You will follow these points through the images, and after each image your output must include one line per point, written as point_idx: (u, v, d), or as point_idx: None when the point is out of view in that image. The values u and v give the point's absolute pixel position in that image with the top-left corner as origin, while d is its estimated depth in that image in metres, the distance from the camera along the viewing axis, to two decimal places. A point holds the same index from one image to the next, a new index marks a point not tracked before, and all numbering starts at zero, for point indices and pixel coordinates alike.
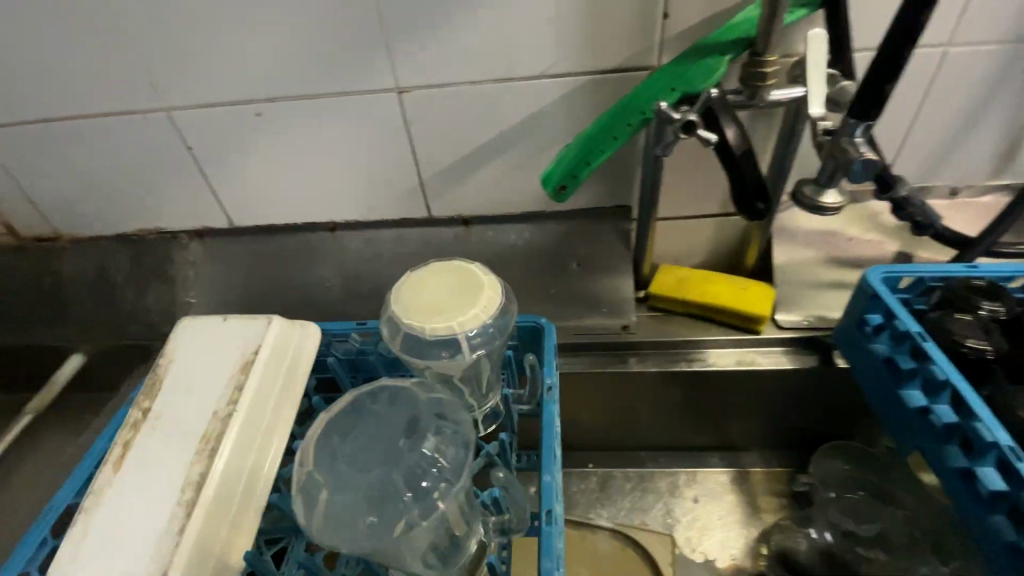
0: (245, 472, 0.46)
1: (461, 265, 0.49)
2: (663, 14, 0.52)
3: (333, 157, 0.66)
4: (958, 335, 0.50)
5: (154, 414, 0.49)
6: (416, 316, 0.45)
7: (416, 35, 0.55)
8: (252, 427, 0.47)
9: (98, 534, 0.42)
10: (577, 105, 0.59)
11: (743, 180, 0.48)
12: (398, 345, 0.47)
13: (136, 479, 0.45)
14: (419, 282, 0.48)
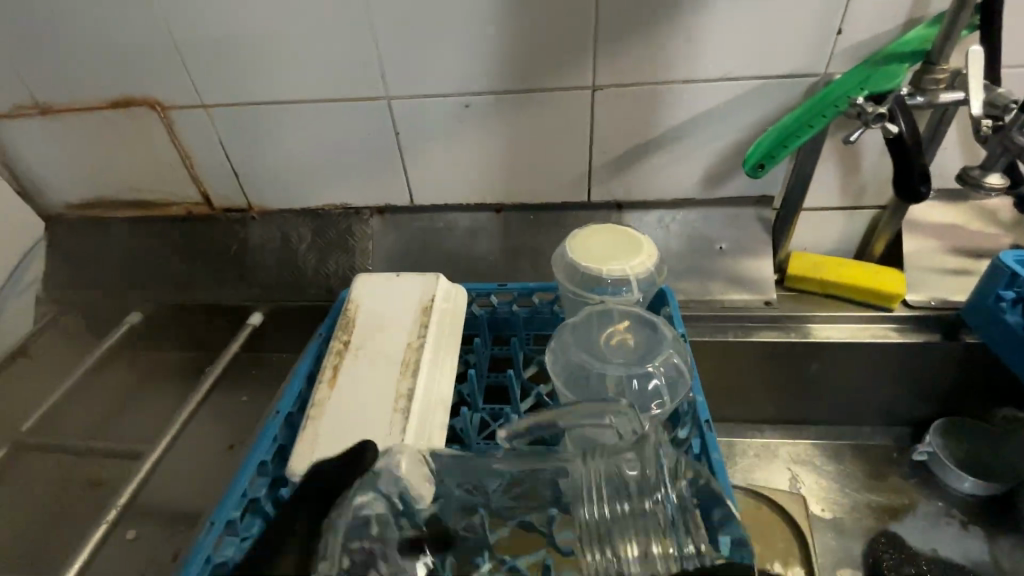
0: (438, 391, 0.58)
1: (619, 227, 0.58)
2: (838, 30, 0.63)
3: (520, 143, 0.77)
4: None
5: (355, 345, 0.61)
6: (594, 260, 0.54)
7: (621, 42, 0.66)
8: (439, 357, 0.60)
9: (334, 431, 0.54)
10: (745, 104, 0.70)
11: (909, 169, 0.58)
12: (576, 288, 0.56)
13: (353, 392, 0.57)
14: (587, 238, 0.57)
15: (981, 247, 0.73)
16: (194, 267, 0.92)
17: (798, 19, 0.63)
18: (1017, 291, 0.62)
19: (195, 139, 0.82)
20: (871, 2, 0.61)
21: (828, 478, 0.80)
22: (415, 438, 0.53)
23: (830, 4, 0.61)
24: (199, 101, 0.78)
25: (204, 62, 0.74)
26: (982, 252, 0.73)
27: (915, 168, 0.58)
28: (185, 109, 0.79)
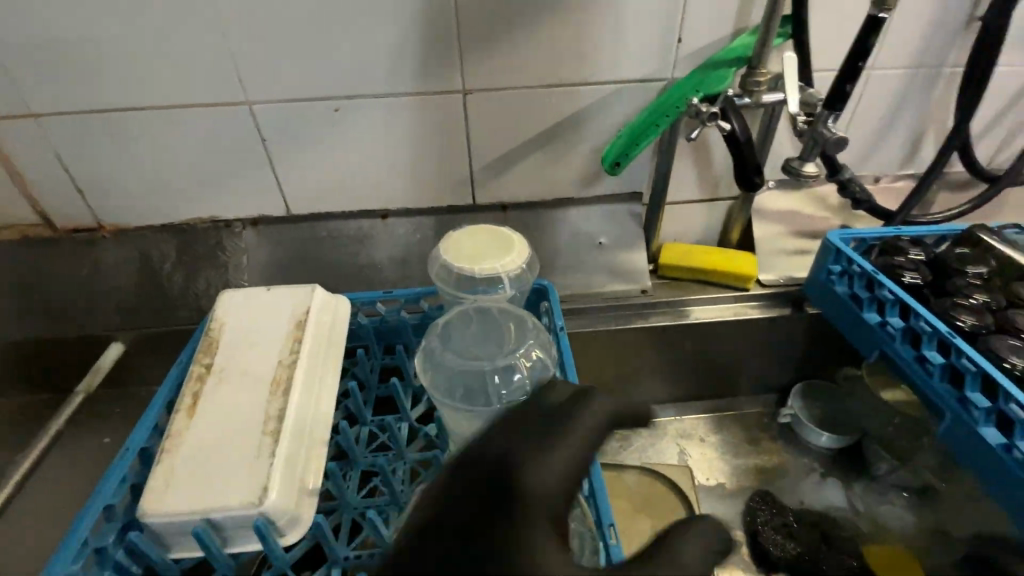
0: (311, 412, 0.55)
1: (489, 228, 0.59)
2: (679, 39, 0.69)
3: (398, 148, 0.76)
4: (899, 269, 0.66)
5: (218, 367, 0.57)
6: (465, 261, 0.54)
7: (485, 48, 0.68)
8: (314, 371, 0.57)
9: (188, 463, 0.49)
10: (606, 107, 0.74)
11: (745, 162, 0.65)
12: (451, 286, 0.57)
13: (214, 419, 0.53)
14: (459, 238, 0.57)
15: (815, 228, 0.84)
16: (33, 299, 0.80)
17: (644, 30, 0.68)
18: (842, 265, 0.71)
19: (23, 152, 0.72)
20: (705, 12, 0.67)
21: (711, 448, 0.86)
22: (286, 462, 0.50)
23: (669, 14, 0.67)
24: (25, 108, 0.69)
25: (25, 64, 0.65)
26: (816, 231, 0.84)
27: (750, 161, 0.65)
28: (5, 118, 0.69)
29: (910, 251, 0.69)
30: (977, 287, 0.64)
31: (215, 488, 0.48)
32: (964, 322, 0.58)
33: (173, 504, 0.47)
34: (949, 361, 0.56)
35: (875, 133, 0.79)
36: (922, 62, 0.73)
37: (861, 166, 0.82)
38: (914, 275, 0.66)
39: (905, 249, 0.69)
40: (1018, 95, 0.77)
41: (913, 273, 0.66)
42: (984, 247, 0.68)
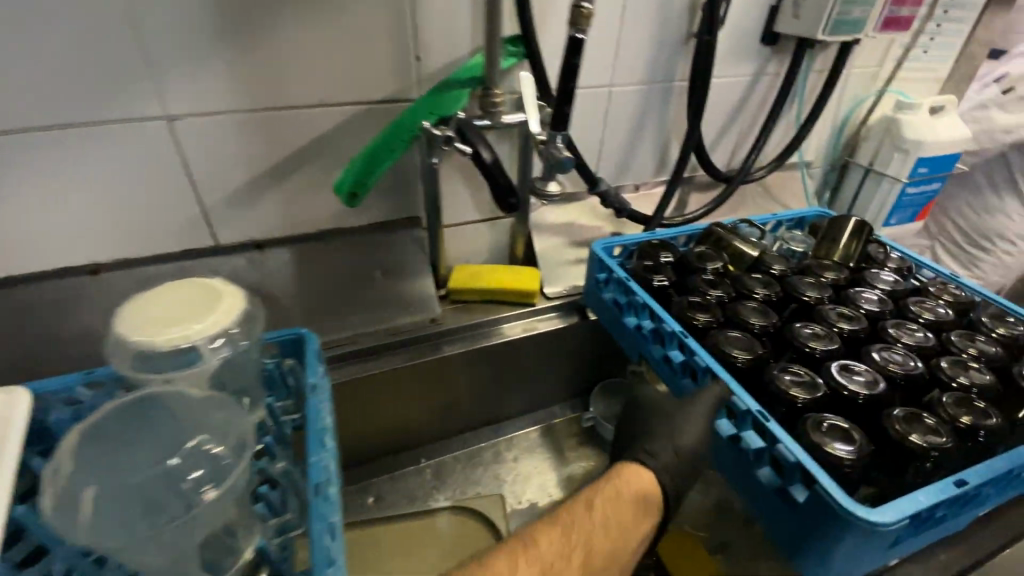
0: None
1: (195, 283, 0.50)
2: (415, 57, 0.65)
3: (96, 189, 0.62)
4: (649, 274, 0.69)
5: None
6: (144, 332, 0.44)
7: (182, 67, 0.57)
8: None
9: None
10: (354, 130, 0.68)
11: (496, 183, 0.64)
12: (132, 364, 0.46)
13: None
14: (145, 302, 0.47)
15: (592, 237, 0.87)
16: None
17: (374, 48, 0.63)
18: (606, 273, 0.73)
19: None
20: (436, 30, 0.64)
21: (525, 468, 0.85)
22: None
23: (398, 31, 0.62)
24: None
25: None
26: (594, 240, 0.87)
27: (502, 183, 0.64)
28: None
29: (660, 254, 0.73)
30: (712, 281, 0.68)
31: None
32: (697, 319, 0.61)
33: None
34: (686, 358, 0.59)
35: (626, 144, 0.83)
36: (653, 78, 0.78)
37: (621, 176, 0.87)
38: (662, 276, 0.69)
39: (656, 252, 0.73)
40: (738, 106, 0.87)
41: (660, 274, 0.69)
42: (721, 244, 0.75)
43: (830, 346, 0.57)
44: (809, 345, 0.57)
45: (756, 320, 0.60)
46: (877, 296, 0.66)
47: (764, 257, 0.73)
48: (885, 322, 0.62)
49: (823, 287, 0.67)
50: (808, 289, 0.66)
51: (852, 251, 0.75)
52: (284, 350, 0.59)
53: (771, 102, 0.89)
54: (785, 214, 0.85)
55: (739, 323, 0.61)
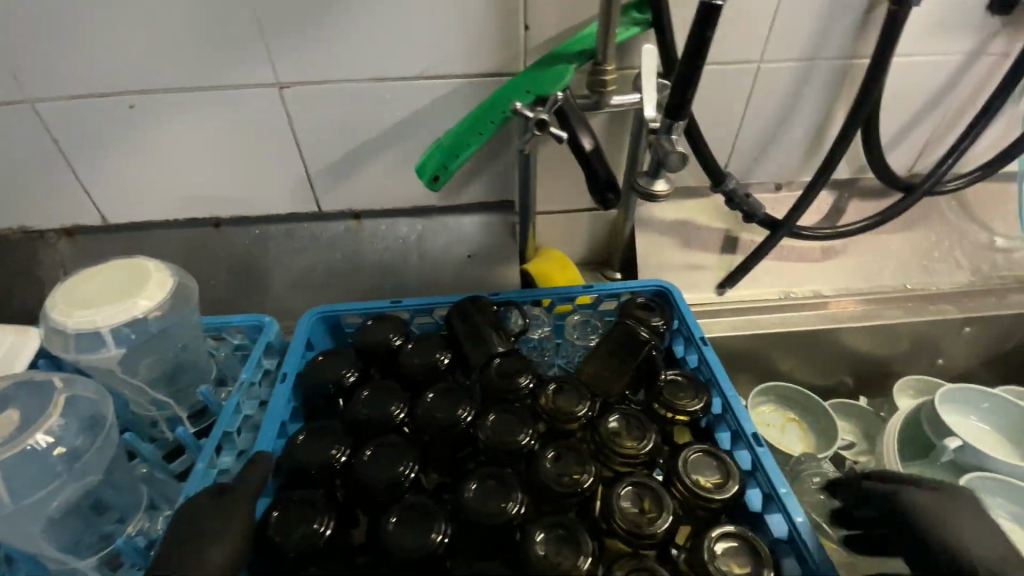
0: None
1: (136, 263, 0.50)
2: (524, 26, 0.58)
3: (216, 150, 0.66)
4: (311, 377, 0.55)
5: None
6: (61, 312, 0.46)
7: (294, 34, 0.57)
8: None
9: None
10: (453, 104, 0.64)
11: (595, 177, 0.56)
12: (50, 338, 0.47)
13: None
14: (90, 276, 0.49)
15: (706, 240, 0.75)
16: None
17: (481, 16, 0.57)
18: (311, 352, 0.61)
19: None
20: None
21: None
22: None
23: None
24: None
25: None
26: (707, 244, 0.75)
27: (599, 175, 0.56)
28: None
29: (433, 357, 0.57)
30: (381, 397, 0.53)
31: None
32: (330, 458, 0.47)
33: None
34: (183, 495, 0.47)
35: (768, 137, 0.69)
36: (816, 55, 0.62)
37: (759, 173, 0.73)
38: (346, 374, 0.55)
39: (429, 352, 0.57)
40: (935, 94, 0.67)
41: (342, 368, 0.55)
42: (471, 335, 0.58)
43: (421, 537, 0.42)
44: (616, 491, 0.45)
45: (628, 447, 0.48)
46: (581, 459, 0.48)
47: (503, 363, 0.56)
48: (618, 483, 0.46)
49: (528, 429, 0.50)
50: (568, 484, 0.46)
51: (619, 379, 0.54)
52: (250, 334, 0.60)
53: (989, 90, 0.67)
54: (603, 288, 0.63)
55: (372, 484, 0.46)
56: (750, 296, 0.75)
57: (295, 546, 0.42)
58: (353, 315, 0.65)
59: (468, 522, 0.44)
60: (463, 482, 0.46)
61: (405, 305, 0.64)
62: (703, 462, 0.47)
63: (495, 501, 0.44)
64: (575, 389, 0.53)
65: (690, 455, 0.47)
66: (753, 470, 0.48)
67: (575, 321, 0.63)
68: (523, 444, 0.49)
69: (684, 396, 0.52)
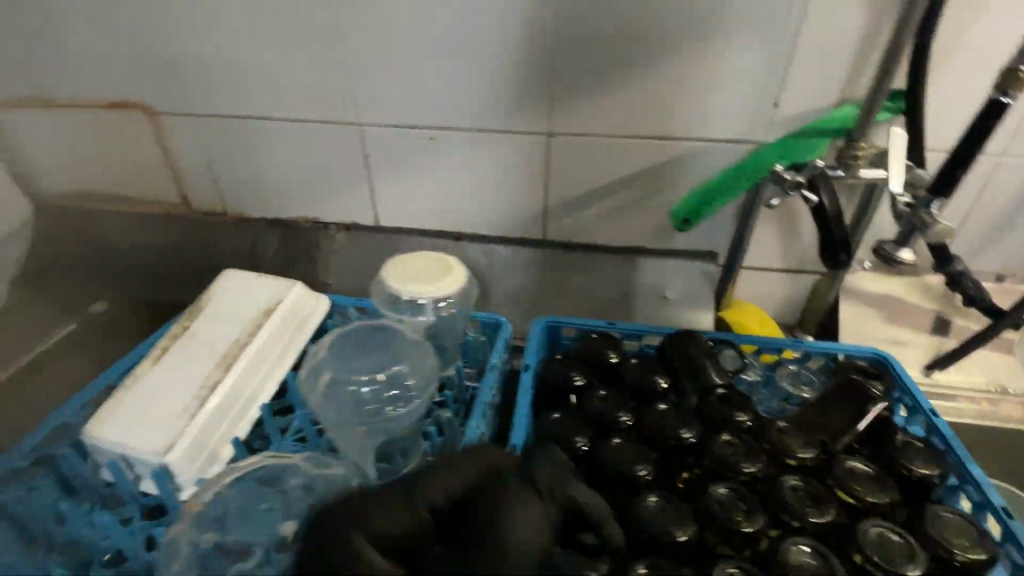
0: (245, 394, 0.61)
1: (435, 254, 0.64)
2: (774, 104, 0.67)
3: (480, 178, 0.80)
4: (550, 373, 0.63)
5: (191, 330, 0.65)
6: (396, 285, 0.60)
7: (575, 96, 0.71)
8: (260, 356, 0.64)
9: (137, 400, 0.59)
10: (689, 162, 0.73)
11: (831, 237, 0.61)
12: (381, 302, 0.60)
13: (169, 370, 0.62)
14: (404, 260, 0.63)
15: (913, 318, 0.76)
16: (168, 263, 0.95)
17: (738, 93, 0.67)
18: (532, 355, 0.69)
19: (182, 145, 0.88)
20: (809, 80, 0.65)
21: None
22: (209, 418, 0.58)
23: (767, 79, 0.66)
24: (190, 108, 0.83)
25: (198, 72, 0.80)
26: (914, 321, 0.75)
27: (837, 237, 0.61)
28: (175, 114, 0.84)
29: (652, 378, 0.62)
30: (615, 401, 0.59)
31: (136, 433, 0.56)
32: (574, 444, 0.54)
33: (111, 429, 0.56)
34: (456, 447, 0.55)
35: (998, 227, 0.70)
36: None
37: (979, 261, 0.73)
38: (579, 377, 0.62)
39: (651, 372, 0.63)
40: None
41: (572, 371, 0.63)
42: (688, 364, 0.63)
43: (677, 528, 0.46)
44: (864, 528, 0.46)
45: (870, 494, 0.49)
46: (817, 493, 0.49)
47: (724, 394, 0.60)
48: (866, 524, 0.47)
49: (758, 457, 0.53)
50: (813, 515, 0.47)
51: (849, 427, 0.56)
52: (485, 331, 0.69)
53: None
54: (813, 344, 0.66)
55: (622, 472, 0.51)
56: (963, 383, 0.73)
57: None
58: (568, 329, 0.73)
59: (711, 527, 0.47)
60: (709, 489, 0.50)
61: (619, 327, 0.71)
62: (954, 524, 0.47)
63: (735, 513, 0.47)
64: (802, 429, 0.56)
65: (940, 512, 0.48)
66: (1006, 544, 0.48)
67: (786, 370, 0.66)
68: (753, 470, 0.52)
69: (921, 459, 0.52)
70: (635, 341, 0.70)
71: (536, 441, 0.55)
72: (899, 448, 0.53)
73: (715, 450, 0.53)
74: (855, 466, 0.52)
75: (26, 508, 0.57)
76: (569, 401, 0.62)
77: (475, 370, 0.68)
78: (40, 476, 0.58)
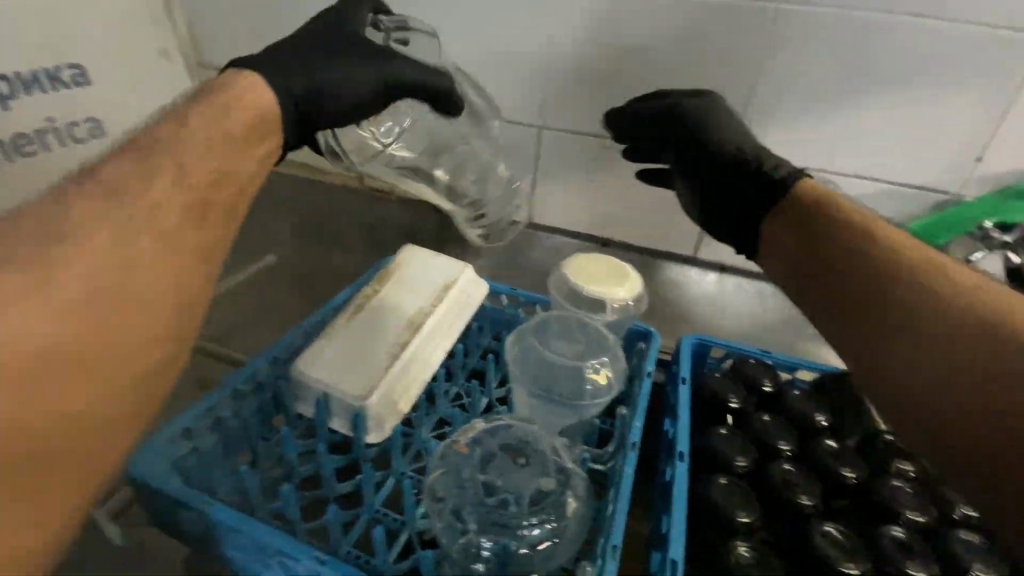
0: (423, 357, 0.67)
1: (606, 257, 0.67)
2: (976, 158, 0.67)
3: (642, 188, 0.84)
4: (710, 390, 0.65)
5: (376, 294, 0.72)
6: (582, 281, 0.63)
7: (765, 122, 0.72)
8: (437, 329, 0.70)
9: (331, 349, 0.65)
10: (866, 204, 0.74)
11: None
12: (563, 298, 0.65)
13: (360, 326, 0.68)
14: (577, 261, 0.66)
15: None
16: None
17: (940, 141, 0.67)
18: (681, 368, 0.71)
19: None
20: (1019, 140, 0.65)
21: None
22: (396, 375, 0.64)
23: (974, 132, 0.66)
24: None
25: None
26: None
27: None
28: None
29: (811, 413, 0.63)
30: (778, 429, 0.61)
31: (335, 377, 0.63)
32: (737, 463, 0.56)
33: (311, 371, 0.63)
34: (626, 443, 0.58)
35: None
36: None
37: None
38: (739, 399, 0.64)
39: (811, 407, 0.63)
40: None
41: (730, 390, 0.64)
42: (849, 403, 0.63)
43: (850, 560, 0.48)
44: None
45: None
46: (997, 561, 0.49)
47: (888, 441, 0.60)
48: None
49: (929, 512, 0.53)
50: None
51: None
52: (637, 336, 0.72)
53: None
54: None
55: (792, 496, 0.53)
56: None
57: (721, 520, 0.51)
58: (716, 350, 0.73)
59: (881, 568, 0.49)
60: (886, 530, 0.51)
61: (771, 356, 0.72)
62: None
63: (913, 560, 0.48)
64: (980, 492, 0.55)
65: None
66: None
67: None
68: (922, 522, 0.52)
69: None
70: (786, 372, 0.71)
71: (703, 453, 0.58)
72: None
73: (884, 494, 0.54)
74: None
75: (238, 424, 0.60)
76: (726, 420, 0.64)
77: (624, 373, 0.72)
78: (248, 402, 0.62)
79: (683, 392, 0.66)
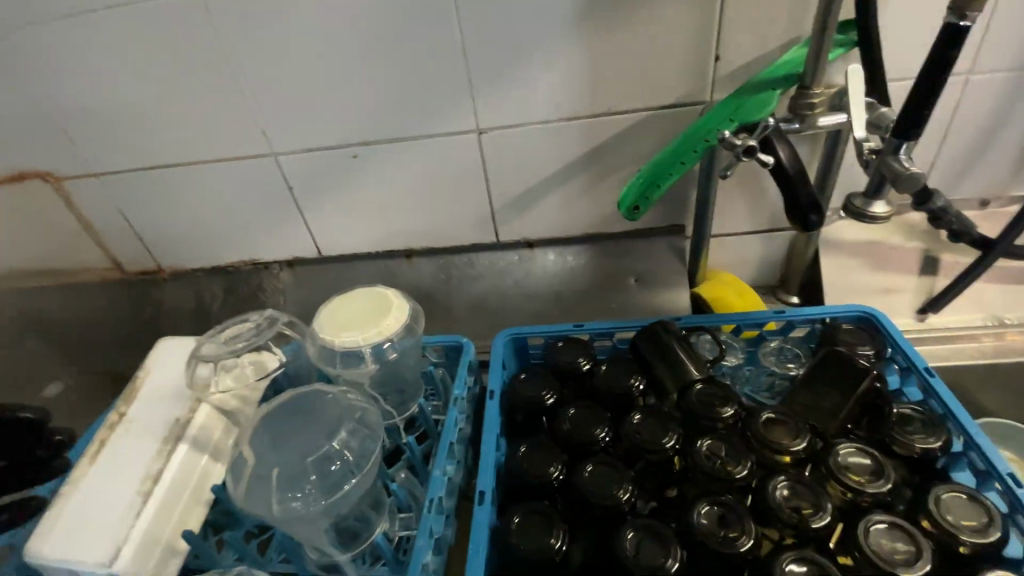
0: (196, 472, 0.57)
1: (364, 291, 0.57)
2: (715, 56, 0.61)
3: (413, 189, 0.74)
4: (521, 395, 0.58)
5: (127, 418, 0.61)
6: (329, 332, 0.53)
7: (496, 86, 0.64)
8: (205, 435, 0.59)
9: (74, 511, 0.54)
10: (633, 137, 0.67)
11: (796, 200, 0.55)
12: (318, 357, 0.56)
13: (108, 466, 0.57)
14: (331, 308, 0.56)
15: (898, 263, 0.70)
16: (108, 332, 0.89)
17: (673, 51, 0.60)
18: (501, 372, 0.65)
19: (93, 207, 0.81)
20: (748, 28, 0.59)
21: None
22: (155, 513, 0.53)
23: (702, 30, 0.59)
24: (90, 169, 0.76)
25: (89, 130, 0.72)
26: (900, 266, 0.70)
27: (802, 198, 0.55)
28: (78, 179, 0.77)
29: (627, 383, 0.57)
30: (591, 416, 0.55)
31: (79, 546, 0.52)
32: (548, 477, 0.50)
33: (48, 552, 0.52)
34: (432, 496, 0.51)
35: (972, 149, 0.64)
36: None
37: (964, 189, 0.67)
38: (551, 396, 0.57)
39: (625, 377, 0.58)
40: None
41: (540, 387, 0.58)
42: (662, 358, 0.58)
43: (657, 560, 0.43)
44: (869, 525, 0.43)
45: (866, 489, 0.45)
46: (815, 492, 0.45)
47: (704, 390, 0.55)
48: (864, 520, 0.43)
49: (746, 459, 0.48)
50: (807, 522, 0.44)
51: (846, 409, 0.51)
52: (451, 353, 0.66)
53: None
54: (798, 311, 0.60)
55: (598, 499, 0.47)
56: (958, 323, 0.68)
57: (529, 559, 0.44)
58: (534, 338, 0.68)
59: (700, 547, 0.44)
60: (695, 503, 0.46)
61: (587, 328, 0.66)
62: (960, 504, 0.43)
63: (724, 534, 0.44)
64: (794, 418, 0.51)
65: (942, 492, 0.44)
66: (1012, 511, 0.44)
67: (771, 346, 0.61)
68: (742, 476, 0.47)
69: (918, 431, 0.48)
70: (605, 339, 0.66)
71: (510, 479, 0.51)
72: (898, 424, 0.49)
73: (698, 462, 0.48)
74: (853, 450, 0.47)
75: None
76: (543, 422, 0.58)
77: (442, 403, 0.64)
78: None
79: (495, 407, 0.59)
